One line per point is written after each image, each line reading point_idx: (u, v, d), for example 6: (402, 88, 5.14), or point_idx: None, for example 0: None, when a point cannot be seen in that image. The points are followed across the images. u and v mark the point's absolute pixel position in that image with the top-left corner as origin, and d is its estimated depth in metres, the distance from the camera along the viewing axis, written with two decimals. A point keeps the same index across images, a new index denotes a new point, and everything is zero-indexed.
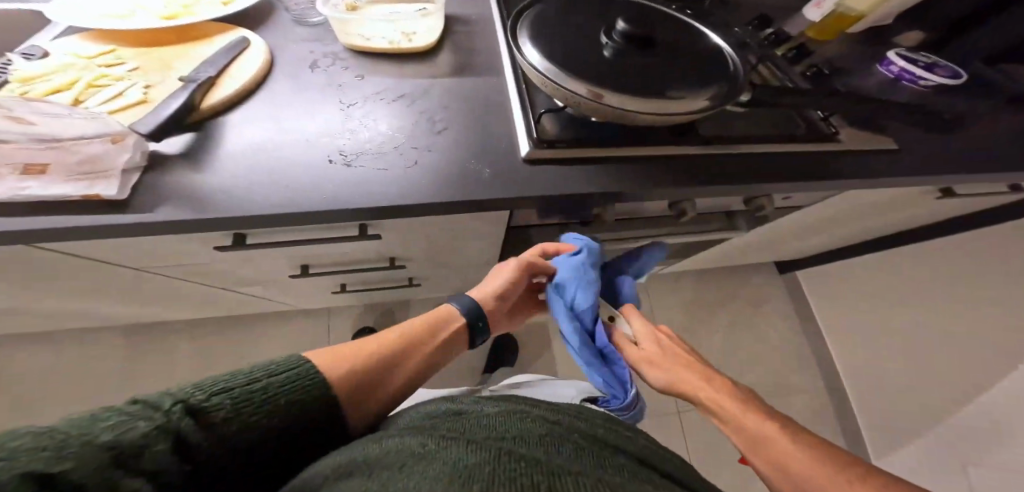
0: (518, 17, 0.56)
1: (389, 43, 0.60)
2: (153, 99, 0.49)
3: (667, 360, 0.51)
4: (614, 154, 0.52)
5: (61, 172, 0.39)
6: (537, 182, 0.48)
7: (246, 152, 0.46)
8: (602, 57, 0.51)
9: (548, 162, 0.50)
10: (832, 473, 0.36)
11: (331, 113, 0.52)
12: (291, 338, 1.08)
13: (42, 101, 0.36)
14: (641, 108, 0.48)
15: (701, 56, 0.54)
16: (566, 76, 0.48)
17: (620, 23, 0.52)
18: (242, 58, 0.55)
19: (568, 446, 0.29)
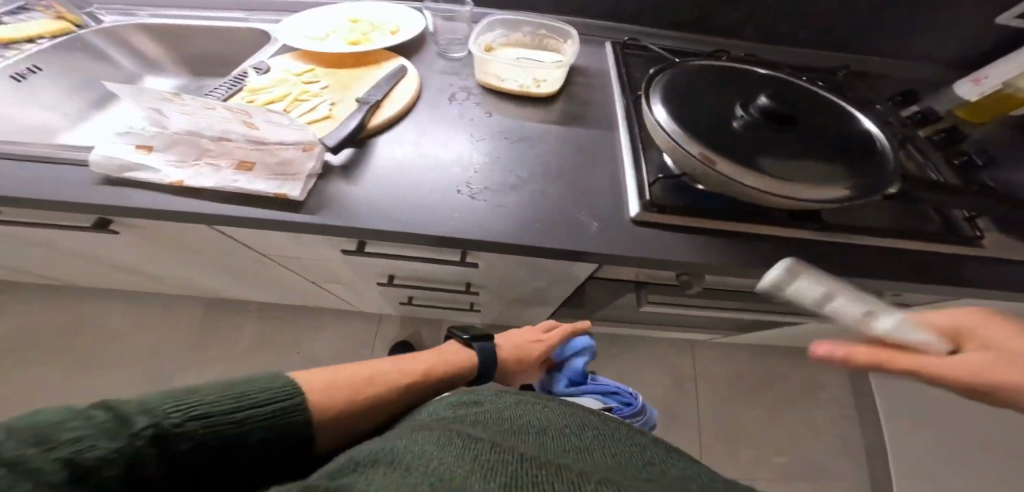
0: (652, 77, 0.60)
1: (519, 87, 0.65)
2: (335, 115, 0.59)
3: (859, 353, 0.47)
4: (722, 227, 0.53)
5: (264, 170, 0.51)
6: (642, 243, 0.50)
7: (388, 172, 0.54)
8: (733, 126, 0.53)
9: (654, 224, 0.52)
10: None
11: (461, 145, 0.58)
12: (342, 337, 1.17)
13: (272, 113, 0.48)
14: (762, 187, 0.48)
15: (834, 140, 0.54)
16: (689, 137, 0.50)
17: (762, 99, 0.54)
18: (398, 85, 0.65)
19: (572, 447, 0.36)
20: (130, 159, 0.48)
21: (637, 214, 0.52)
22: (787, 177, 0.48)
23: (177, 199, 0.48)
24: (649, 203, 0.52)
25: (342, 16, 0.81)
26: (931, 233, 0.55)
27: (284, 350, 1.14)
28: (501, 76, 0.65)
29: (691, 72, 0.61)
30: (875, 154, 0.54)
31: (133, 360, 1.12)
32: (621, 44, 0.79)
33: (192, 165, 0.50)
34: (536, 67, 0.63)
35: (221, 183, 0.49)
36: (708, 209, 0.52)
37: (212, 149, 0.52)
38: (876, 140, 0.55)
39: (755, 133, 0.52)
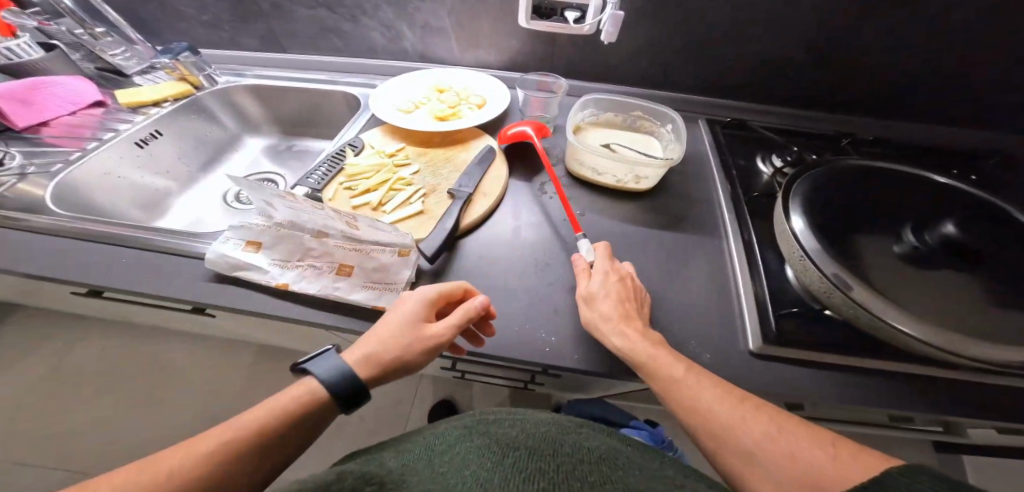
0: (801, 176, 0.58)
1: (616, 181, 0.62)
2: (428, 210, 0.59)
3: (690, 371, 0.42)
4: (861, 368, 0.45)
5: (360, 276, 0.53)
6: (762, 384, 0.45)
7: (483, 279, 0.55)
8: (893, 248, 0.52)
9: (779, 358, 0.46)
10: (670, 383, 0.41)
11: (557, 253, 0.58)
12: (383, 391, 1.15)
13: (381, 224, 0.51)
14: (932, 341, 0.43)
15: (1021, 285, 0.49)
16: (826, 255, 0.48)
17: (944, 227, 0.53)
18: (489, 169, 0.65)
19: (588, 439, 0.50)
20: (240, 258, 0.53)
21: (757, 347, 0.46)
22: (949, 327, 0.44)
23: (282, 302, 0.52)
24: (772, 336, 0.46)
25: (430, 84, 0.81)
26: None
27: None
28: (597, 168, 0.62)
29: (840, 174, 0.59)
30: None
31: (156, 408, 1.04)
32: (719, 122, 0.73)
33: (295, 265, 0.54)
34: (638, 165, 0.58)
35: (324, 290, 0.52)
36: (855, 345, 0.46)
37: (315, 251, 0.54)
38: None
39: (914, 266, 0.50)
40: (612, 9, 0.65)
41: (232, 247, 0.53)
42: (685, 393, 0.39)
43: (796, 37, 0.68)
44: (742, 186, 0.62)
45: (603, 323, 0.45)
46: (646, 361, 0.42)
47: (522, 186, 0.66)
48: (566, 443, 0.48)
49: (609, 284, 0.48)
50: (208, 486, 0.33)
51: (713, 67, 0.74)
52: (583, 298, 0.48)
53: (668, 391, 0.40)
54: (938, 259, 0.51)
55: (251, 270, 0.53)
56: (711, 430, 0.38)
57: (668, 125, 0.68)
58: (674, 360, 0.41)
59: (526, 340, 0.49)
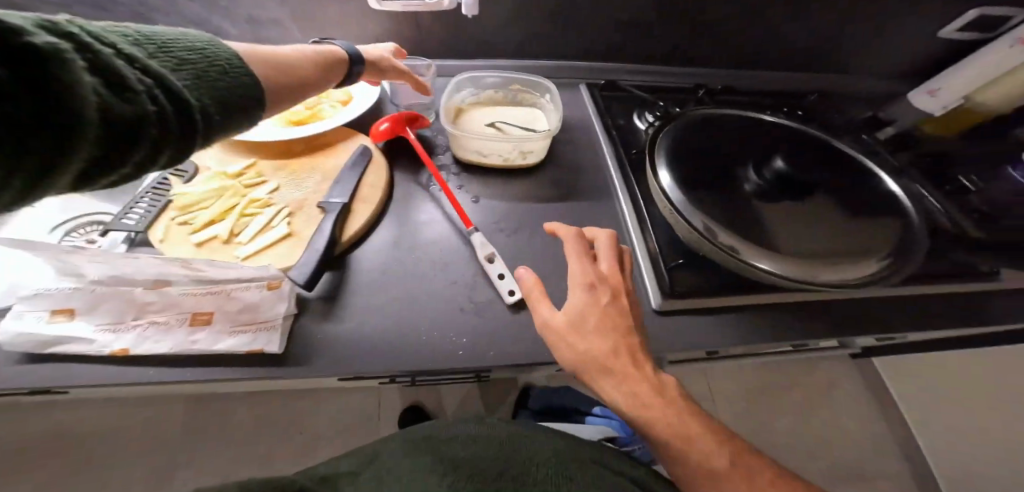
0: (662, 131, 0.62)
1: (503, 160, 0.58)
2: (297, 231, 0.51)
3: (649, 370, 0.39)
4: (748, 304, 0.48)
5: (225, 321, 0.44)
6: (671, 336, 0.46)
7: (376, 296, 0.50)
8: (744, 190, 0.57)
9: (679, 310, 0.47)
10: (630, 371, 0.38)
11: (455, 249, 0.54)
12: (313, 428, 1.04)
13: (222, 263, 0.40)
14: (781, 273, 0.48)
15: (837, 204, 0.58)
16: (690, 207, 0.53)
17: (780, 161, 0.58)
18: (365, 170, 0.58)
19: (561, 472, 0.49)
20: (50, 331, 0.41)
21: (660, 304, 0.47)
22: (796, 256, 0.50)
23: (122, 371, 0.42)
24: (671, 291, 0.48)
25: None
26: (951, 272, 0.54)
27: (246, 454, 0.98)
28: (479, 150, 0.58)
29: (699, 126, 0.63)
30: (890, 223, 0.56)
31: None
32: (597, 85, 0.73)
33: (131, 326, 0.42)
34: (521, 143, 0.55)
35: (177, 346, 0.42)
36: (741, 284, 0.49)
37: (154, 302, 0.43)
38: (897, 197, 0.60)
39: (761, 202, 0.56)
40: None
41: (33, 322, 0.40)
42: (649, 416, 0.38)
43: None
44: (624, 147, 0.63)
45: (581, 340, 0.38)
46: (614, 385, 0.38)
47: (405, 182, 0.59)
48: (516, 461, 0.52)
49: (600, 298, 0.40)
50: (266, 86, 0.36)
51: (582, 31, 0.73)
52: (562, 317, 0.39)
53: (633, 410, 0.38)
54: (778, 192, 0.58)
55: (70, 342, 0.41)
56: (664, 447, 0.38)
57: (546, 96, 0.67)
58: (644, 377, 0.38)
59: (433, 353, 0.46)
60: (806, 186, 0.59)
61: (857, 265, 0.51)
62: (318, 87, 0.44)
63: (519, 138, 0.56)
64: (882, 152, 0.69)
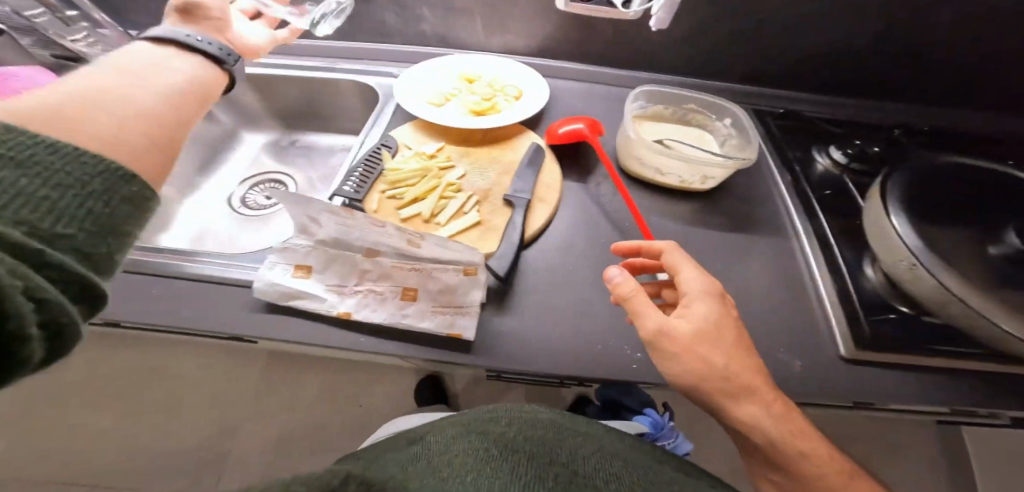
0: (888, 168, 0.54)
1: (679, 181, 0.59)
2: (485, 220, 0.54)
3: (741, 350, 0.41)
4: (943, 365, 0.46)
5: (427, 299, 0.48)
6: (859, 389, 0.45)
7: (555, 294, 0.52)
8: (993, 252, 0.48)
9: (868, 361, 0.46)
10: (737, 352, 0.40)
11: (626, 261, 0.55)
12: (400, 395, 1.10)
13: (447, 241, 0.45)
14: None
15: None
16: (932, 257, 0.45)
17: None
18: (542, 169, 0.60)
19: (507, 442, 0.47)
20: (292, 286, 0.47)
21: (849, 352, 0.46)
22: None
23: (341, 331, 0.46)
24: (862, 339, 0.46)
25: (457, 71, 0.74)
26: None
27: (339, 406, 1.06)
28: (665, 161, 0.57)
29: (932, 169, 0.55)
30: None
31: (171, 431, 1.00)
32: (769, 113, 0.71)
33: (353, 291, 0.48)
34: (708, 166, 0.55)
35: (391, 318, 0.47)
36: (937, 343, 0.47)
37: (371, 272, 0.49)
38: None
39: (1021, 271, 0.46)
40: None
41: (280, 274, 0.47)
42: (778, 428, 0.40)
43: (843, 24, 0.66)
44: (806, 183, 0.61)
45: (716, 355, 0.39)
46: (742, 403, 0.39)
47: (576, 186, 0.61)
48: (564, 449, 0.48)
49: (722, 311, 0.42)
50: (63, 128, 0.24)
51: (758, 54, 0.71)
52: (703, 327, 0.40)
53: (762, 421, 0.40)
54: None
55: (304, 298, 0.46)
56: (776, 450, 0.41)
57: (726, 119, 0.65)
58: (738, 360, 0.40)
59: (610, 361, 0.47)
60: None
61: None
62: (156, 110, 0.31)
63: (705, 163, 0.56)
64: None
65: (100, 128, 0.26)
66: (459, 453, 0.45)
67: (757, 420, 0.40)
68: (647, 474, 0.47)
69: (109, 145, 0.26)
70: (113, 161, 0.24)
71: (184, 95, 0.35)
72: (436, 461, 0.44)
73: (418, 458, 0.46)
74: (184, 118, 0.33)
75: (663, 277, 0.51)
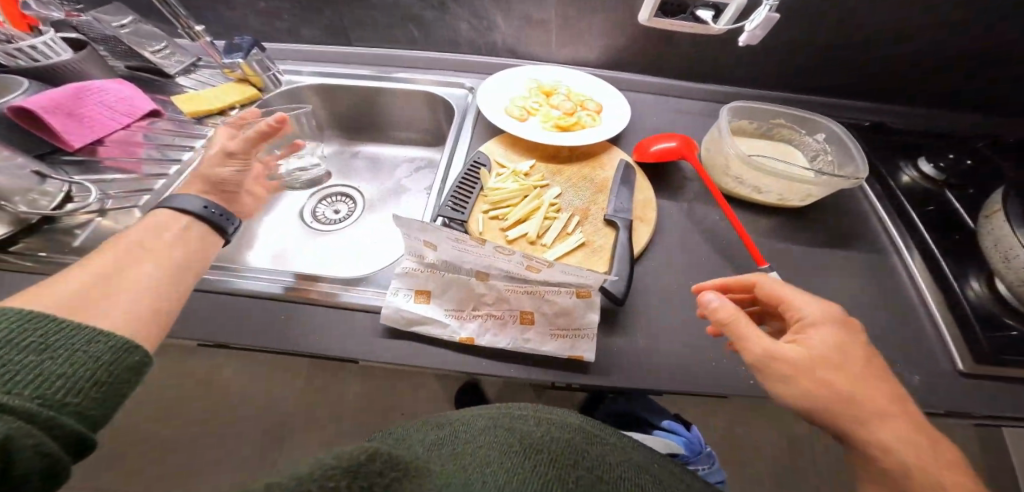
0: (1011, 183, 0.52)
1: (777, 199, 0.59)
2: (590, 240, 0.54)
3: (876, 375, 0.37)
4: None
5: (545, 323, 0.48)
6: (983, 403, 0.45)
7: (665, 317, 0.52)
8: None
9: (992, 377, 0.46)
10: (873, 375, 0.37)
11: (732, 281, 0.55)
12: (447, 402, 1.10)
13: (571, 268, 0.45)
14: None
15: None
16: None
17: None
18: (636, 187, 0.60)
19: (550, 435, 0.42)
20: (416, 311, 0.47)
21: (968, 366, 0.46)
22: None
23: (465, 354, 0.46)
24: (984, 354, 0.47)
25: (533, 83, 0.73)
26: None
27: (389, 415, 1.06)
28: (768, 177, 0.56)
29: None
30: None
31: (233, 437, 1.02)
32: (857, 125, 0.70)
33: (472, 316, 0.48)
34: (815, 183, 0.54)
35: (514, 343, 0.47)
36: None
37: (486, 295, 0.49)
38: None
39: None
40: (765, 12, 0.59)
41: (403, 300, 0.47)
42: (915, 448, 0.34)
43: (928, 39, 0.66)
44: (907, 196, 0.61)
45: (835, 375, 0.36)
46: (871, 392, 0.36)
47: (669, 202, 0.61)
48: (592, 454, 0.42)
49: (857, 337, 0.39)
50: (51, 295, 0.33)
51: (835, 65, 0.71)
52: (812, 327, 0.39)
53: (882, 431, 0.35)
54: None
55: (429, 323, 0.46)
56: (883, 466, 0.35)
57: (818, 134, 0.64)
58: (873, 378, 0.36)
59: (729, 379, 0.47)
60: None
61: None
62: (155, 265, 0.39)
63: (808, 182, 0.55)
64: None
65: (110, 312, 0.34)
66: (484, 445, 0.40)
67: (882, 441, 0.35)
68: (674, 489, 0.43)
69: (107, 294, 0.35)
70: (126, 339, 0.33)
71: (183, 251, 0.42)
72: (460, 453, 0.40)
73: (448, 441, 0.42)
74: (181, 278, 0.40)
75: None
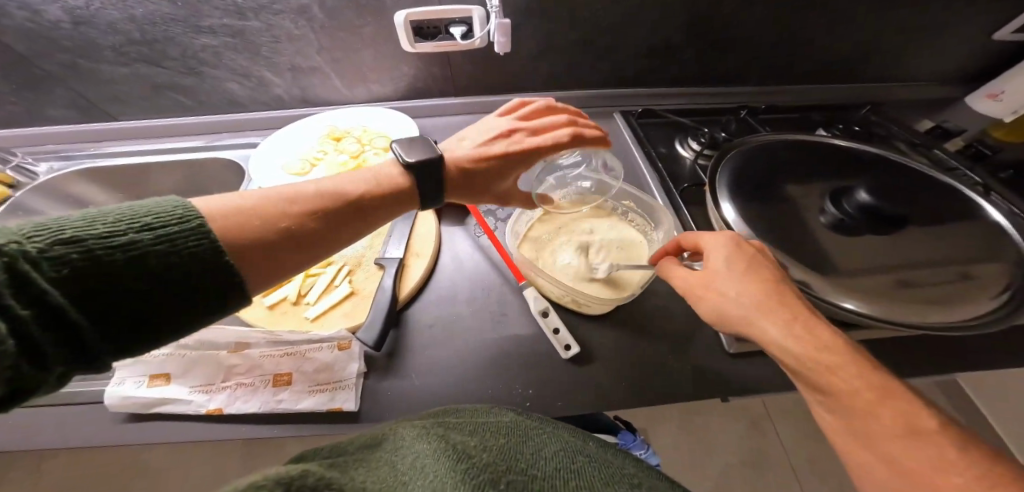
0: (719, 163, 0.61)
1: (553, 297, 0.55)
2: (358, 289, 0.55)
3: (800, 324, 0.38)
4: None
5: (302, 381, 0.47)
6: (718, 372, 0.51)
7: (438, 345, 0.53)
8: (819, 222, 0.56)
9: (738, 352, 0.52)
10: (814, 351, 0.37)
11: (509, 298, 0.57)
12: None
13: (324, 396, 0.47)
14: (863, 311, 0.47)
15: (922, 243, 0.54)
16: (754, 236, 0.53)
17: (864, 193, 0.56)
18: (417, 221, 0.62)
19: (489, 444, 0.37)
20: (154, 393, 0.46)
21: (734, 347, 0.52)
22: (863, 293, 0.49)
23: (219, 429, 0.46)
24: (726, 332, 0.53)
25: (319, 129, 0.73)
26: None
27: None
28: (558, 274, 0.55)
29: (756, 150, 0.63)
30: (977, 255, 0.53)
31: None
32: (632, 114, 0.77)
33: (222, 387, 0.47)
34: (576, 295, 0.52)
35: (265, 406, 0.46)
36: None
37: (239, 365, 0.48)
38: (1003, 228, 0.56)
39: (832, 243, 0.54)
40: (496, 19, 0.63)
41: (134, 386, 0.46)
42: (812, 354, 0.36)
43: (672, 24, 0.70)
44: (671, 180, 0.67)
45: (800, 341, 0.37)
46: (770, 326, 0.38)
47: (453, 230, 0.64)
48: (528, 452, 0.37)
49: (749, 251, 0.43)
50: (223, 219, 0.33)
51: (604, 62, 0.75)
52: (721, 277, 0.41)
53: (814, 356, 0.36)
54: (859, 225, 0.56)
55: (171, 402, 0.45)
56: (839, 394, 0.35)
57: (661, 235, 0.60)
58: (794, 329, 0.38)
59: (496, 399, 0.49)
60: (882, 218, 0.56)
61: (937, 309, 0.47)
62: (314, 234, 0.37)
63: (578, 295, 0.52)
64: (925, 147, 0.70)
65: (264, 236, 0.34)
66: (419, 456, 0.34)
67: (778, 342, 0.38)
68: (630, 477, 0.39)
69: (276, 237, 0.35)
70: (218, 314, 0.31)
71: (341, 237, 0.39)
72: (394, 474, 0.31)
73: (379, 463, 0.33)
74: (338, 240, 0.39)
75: (536, 312, 0.54)
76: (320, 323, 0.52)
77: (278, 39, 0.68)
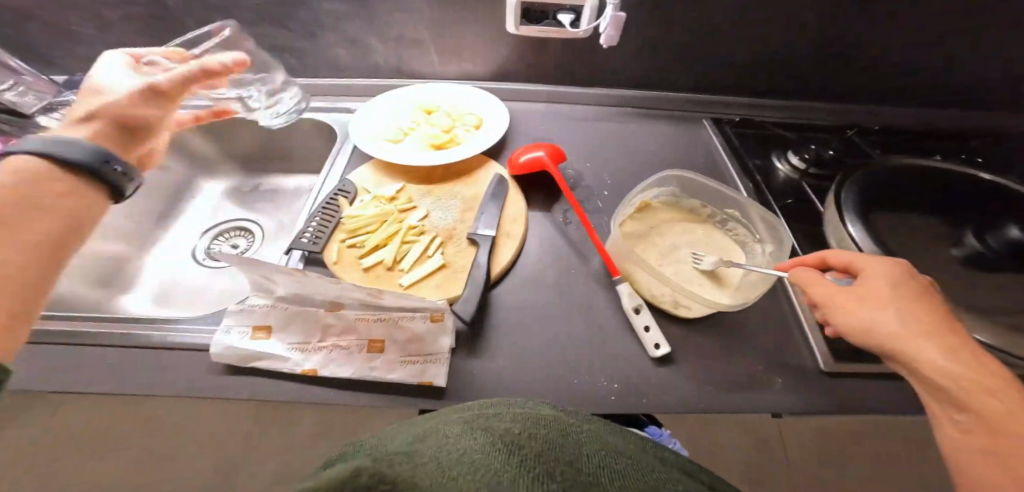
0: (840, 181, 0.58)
1: (650, 296, 0.53)
2: (449, 262, 0.54)
3: (962, 350, 0.35)
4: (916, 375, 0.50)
5: (394, 351, 0.47)
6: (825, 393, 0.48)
7: (528, 329, 0.52)
8: (954, 252, 0.55)
9: (847, 375, 0.49)
10: (977, 376, 0.34)
11: (599, 291, 0.56)
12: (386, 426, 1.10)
13: (414, 369, 0.46)
14: (1002, 349, 0.44)
15: None
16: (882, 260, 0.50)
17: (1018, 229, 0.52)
18: (507, 201, 0.61)
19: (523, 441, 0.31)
20: (255, 347, 0.46)
21: (829, 365, 0.49)
22: (1001, 331, 0.45)
23: (313, 386, 0.46)
24: (833, 353, 0.50)
25: (411, 101, 0.73)
26: None
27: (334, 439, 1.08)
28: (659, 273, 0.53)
29: (885, 171, 0.60)
30: None
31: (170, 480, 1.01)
32: (727, 121, 0.75)
33: (318, 348, 0.47)
34: (680, 297, 0.49)
35: (358, 372, 0.46)
36: None
37: (335, 326, 0.47)
38: None
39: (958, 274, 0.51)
40: (611, 12, 0.61)
41: (239, 337, 0.47)
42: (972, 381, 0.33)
43: (791, 33, 0.68)
44: (770, 192, 0.64)
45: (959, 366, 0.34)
46: (928, 347, 0.35)
47: (541, 215, 0.63)
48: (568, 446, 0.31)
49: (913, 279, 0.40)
50: None
51: (709, 66, 0.73)
52: (878, 297, 0.38)
53: (976, 381, 0.33)
54: (1002, 262, 0.53)
55: (269, 358, 0.46)
56: (995, 421, 0.32)
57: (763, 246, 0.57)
58: (954, 354, 0.35)
59: (589, 390, 0.47)
60: None
61: None
62: None
63: (681, 296, 0.50)
64: None
65: None
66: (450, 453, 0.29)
67: (934, 364, 0.35)
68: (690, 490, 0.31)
69: None
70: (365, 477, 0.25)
71: None
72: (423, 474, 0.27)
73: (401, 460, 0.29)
74: None
75: (628, 309, 0.52)
76: (414, 292, 0.51)
77: (393, 9, 0.68)
